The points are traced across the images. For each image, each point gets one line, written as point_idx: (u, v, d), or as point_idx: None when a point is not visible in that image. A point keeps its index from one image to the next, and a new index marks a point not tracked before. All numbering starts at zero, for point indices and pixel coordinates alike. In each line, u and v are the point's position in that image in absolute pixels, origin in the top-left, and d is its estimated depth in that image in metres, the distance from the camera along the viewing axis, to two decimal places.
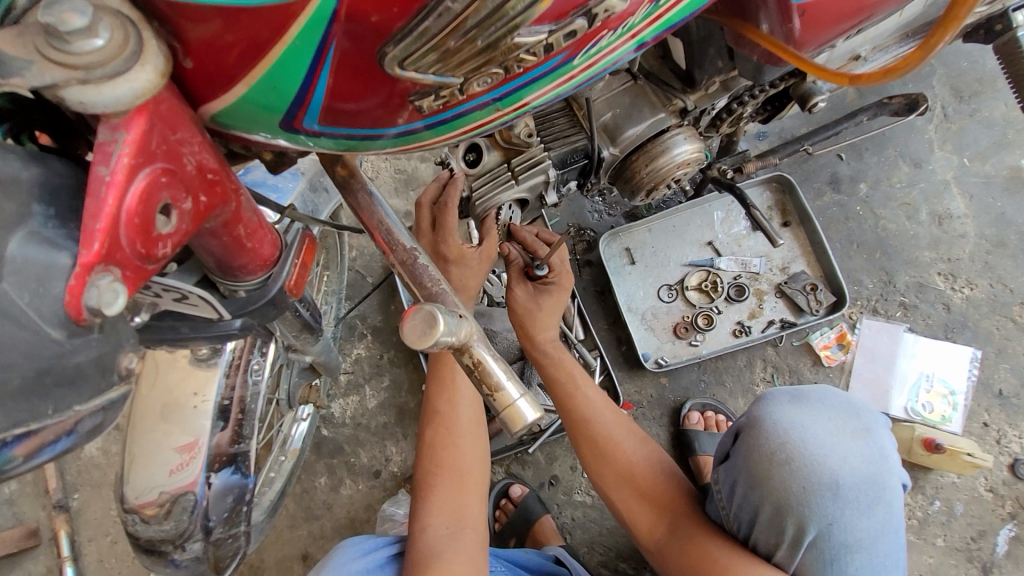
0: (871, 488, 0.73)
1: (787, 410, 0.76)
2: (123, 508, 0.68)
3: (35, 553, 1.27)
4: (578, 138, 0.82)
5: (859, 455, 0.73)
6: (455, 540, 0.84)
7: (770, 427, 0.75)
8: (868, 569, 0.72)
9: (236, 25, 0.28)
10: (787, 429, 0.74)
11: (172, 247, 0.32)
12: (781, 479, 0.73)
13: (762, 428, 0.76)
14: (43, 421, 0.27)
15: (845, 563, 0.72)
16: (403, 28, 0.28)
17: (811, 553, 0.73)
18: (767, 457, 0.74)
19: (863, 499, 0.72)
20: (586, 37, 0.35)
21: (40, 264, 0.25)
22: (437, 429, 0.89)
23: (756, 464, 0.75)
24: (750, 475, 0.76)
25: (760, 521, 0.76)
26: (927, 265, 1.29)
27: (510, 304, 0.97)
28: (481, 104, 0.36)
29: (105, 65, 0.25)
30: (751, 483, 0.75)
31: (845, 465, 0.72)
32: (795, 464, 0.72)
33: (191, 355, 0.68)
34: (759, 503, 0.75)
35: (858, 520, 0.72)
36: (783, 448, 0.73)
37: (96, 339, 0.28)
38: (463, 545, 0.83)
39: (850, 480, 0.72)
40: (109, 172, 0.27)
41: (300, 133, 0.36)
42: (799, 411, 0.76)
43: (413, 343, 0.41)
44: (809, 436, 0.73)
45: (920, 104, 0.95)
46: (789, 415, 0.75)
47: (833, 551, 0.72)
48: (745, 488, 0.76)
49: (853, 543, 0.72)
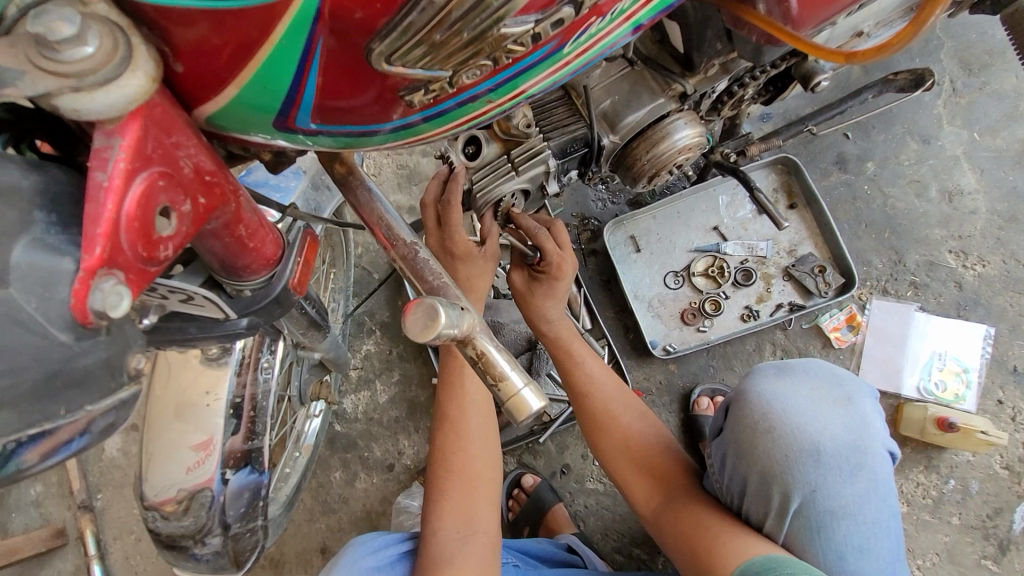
0: (854, 454, 0.74)
1: (771, 381, 0.78)
2: (144, 505, 0.69)
3: (63, 552, 1.31)
4: (577, 127, 0.82)
5: (841, 422, 0.75)
6: (465, 546, 0.85)
7: (753, 398, 0.78)
8: (856, 537, 0.72)
9: (223, 27, 0.28)
10: (769, 399, 0.76)
11: (173, 249, 0.33)
12: (764, 448, 0.75)
13: (746, 400, 0.78)
14: (57, 421, 0.27)
15: (832, 530, 0.72)
16: (388, 24, 0.29)
17: (798, 521, 0.73)
18: (751, 427, 0.76)
19: (845, 466, 0.73)
20: (574, 24, 0.35)
21: (43, 270, 0.26)
22: (446, 435, 0.90)
23: (742, 435, 0.77)
24: (737, 446, 0.78)
25: (749, 492, 0.77)
26: (938, 243, 1.27)
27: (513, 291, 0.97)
28: (472, 96, 0.37)
29: (96, 71, 0.26)
30: (738, 454, 0.77)
31: (826, 431, 0.74)
32: (777, 432, 0.74)
33: (202, 354, 0.70)
34: (746, 474, 0.77)
35: (842, 487, 0.72)
36: (765, 417, 0.75)
37: (104, 341, 0.29)
38: (473, 550, 0.85)
39: (832, 446, 0.73)
40: (106, 177, 0.28)
41: (295, 132, 0.36)
42: (781, 382, 0.78)
43: (417, 337, 0.42)
44: (789, 404, 0.75)
45: (926, 79, 0.93)
46: (771, 386, 0.78)
47: (820, 518, 0.72)
48: (734, 460, 0.78)
49: (839, 510, 0.72)
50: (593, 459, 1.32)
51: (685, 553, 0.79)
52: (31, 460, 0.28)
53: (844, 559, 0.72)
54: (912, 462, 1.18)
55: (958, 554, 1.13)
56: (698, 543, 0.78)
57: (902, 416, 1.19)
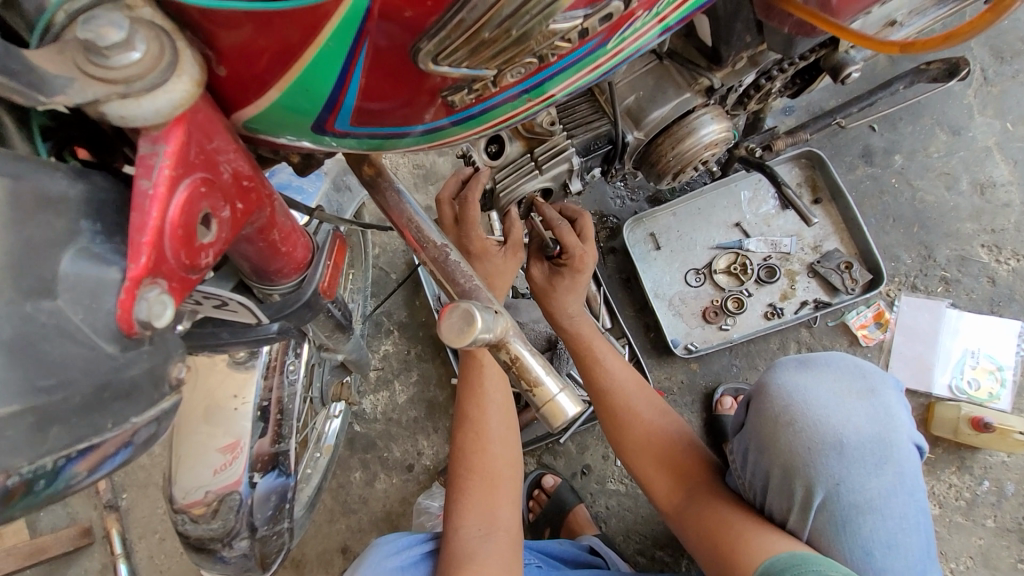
0: (878, 447, 0.72)
1: (792, 374, 0.77)
2: (173, 508, 0.70)
3: (89, 551, 1.32)
4: (600, 124, 0.81)
5: (864, 415, 0.73)
6: (487, 544, 0.84)
7: (774, 391, 0.76)
8: (883, 532, 0.70)
9: (268, 29, 0.27)
10: (791, 392, 0.75)
11: (213, 256, 0.32)
12: (785, 441, 0.73)
13: (767, 392, 0.77)
14: (104, 434, 0.27)
15: (858, 525, 0.70)
16: (437, 22, 0.28)
17: (822, 516, 0.72)
18: (772, 420, 0.75)
19: (870, 459, 0.71)
20: (620, 20, 0.34)
21: (92, 280, 0.26)
22: (466, 434, 0.89)
23: (763, 428, 0.76)
24: (759, 440, 0.76)
25: (772, 487, 0.75)
26: (969, 237, 1.24)
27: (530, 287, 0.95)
28: (512, 96, 0.36)
29: (143, 77, 0.25)
30: (760, 448, 0.76)
31: (849, 424, 0.72)
32: (799, 425, 0.73)
33: (228, 358, 0.69)
34: (768, 468, 0.75)
35: (867, 480, 0.71)
36: (787, 410, 0.74)
37: (147, 351, 0.28)
38: (495, 548, 0.84)
39: (855, 439, 0.72)
40: (152, 185, 0.27)
41: (330, 135, 0.35)
42: (803, 374, 0.77)
43: (451, 341, 0.41)
44: (810, 396, 0.74)
45: (960, 69, 0.90)
46: (793, 378, 0.77)
47: (844, 513, 0.71)
48: (755, 454, 0.77)
49: (864, 504, 0.70)
50: (614, 460, 1.30)
51: (707, 546, 0.78)
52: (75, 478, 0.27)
53: (870, 555, 0.70)
54: (944, 462, 1.15)
55: (993, 557, 1.10)
56: (722, 540, 0.77)
57: (933, 415, 1.16)
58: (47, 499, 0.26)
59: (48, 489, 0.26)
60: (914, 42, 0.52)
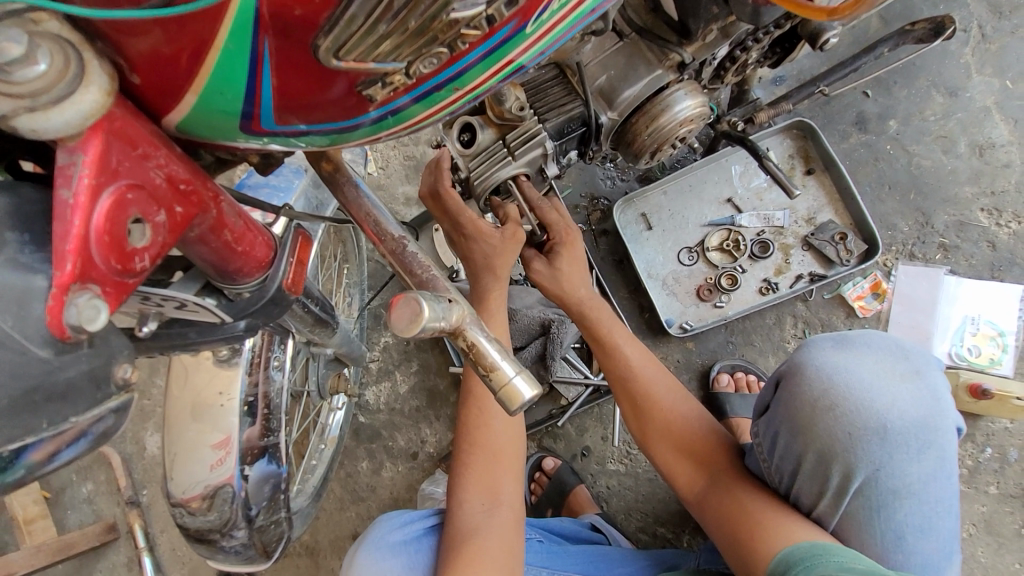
0: (923, 432, 0.69)
1: (831, 354, 0.72)
2: (170, 502, 0.72)
3: (117, 545, 1.38)
4: (573, 106, 0.79)
5: (910, 398, 0.69)
6: (490, 519, 0.85)
7: (812, 373, 0.71)
8: (917, 516, 0.70)
9: (174, 36, 0.28)
10: (831, 374, 0.70)
11: (150, 259, 0.33)
12: (824, 426, 0.69)
13: (803, 374, 0.72)
14: (39, 434, 0.28)
15: (893, 510, 0.70)
16: (330, 18, 0.28)
17: (857, 501, 0.70)
18: (809, 404, 0.70)
19: (913, 444, 0.69)
20: (533, 2, 0.34)
21: (18, 288, 0.27)
22: (468, 407, 0.91)
23: (799, 412, 0.71)
24: (792, 425, 0.72)
25: (803, 472, 0.72)
26: (968, 201, 1.21)
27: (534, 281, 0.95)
28: (438, 85, 0.36)
29: (50, 90, 0.26)
30: (793, 432, 0.72)
31: (895, 408, 0.68)
32: (840, 410, 0.68)
33: (213, 356, 0.73)
34: (801, 453, 0.71)
35: (908, 466, 0.69)
36: (827, 394, 0.69)
37: (86, 353, 0.30)
38: (498, 525, 0.84)
39: (900, 424, 0.68)
40: (72, 195, 0.28)
41: (261, 133, 0.36)
42: (843, 355, 0.71)
43: (402, 331, 0.42)
44: (853, 379, 0.69)
45: (946, 27, 0.87)
46: (832, 360, 0.71)
47: (881, 498, 0.69)
48: (787, 438, 0.72)
49: (903, 490, 0.69)
50: (613, 441, 1.31)
51: (726, 532, 0.78)
52: (33, 465, 0.29)
53: (903, 538, 0.70)
54: None
55: (996, 524, 1.09)
56: (741, 525, 0.76)
57: None
58: (10, 485, 0.29)
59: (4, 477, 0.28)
60: (840, 7, 0.51)
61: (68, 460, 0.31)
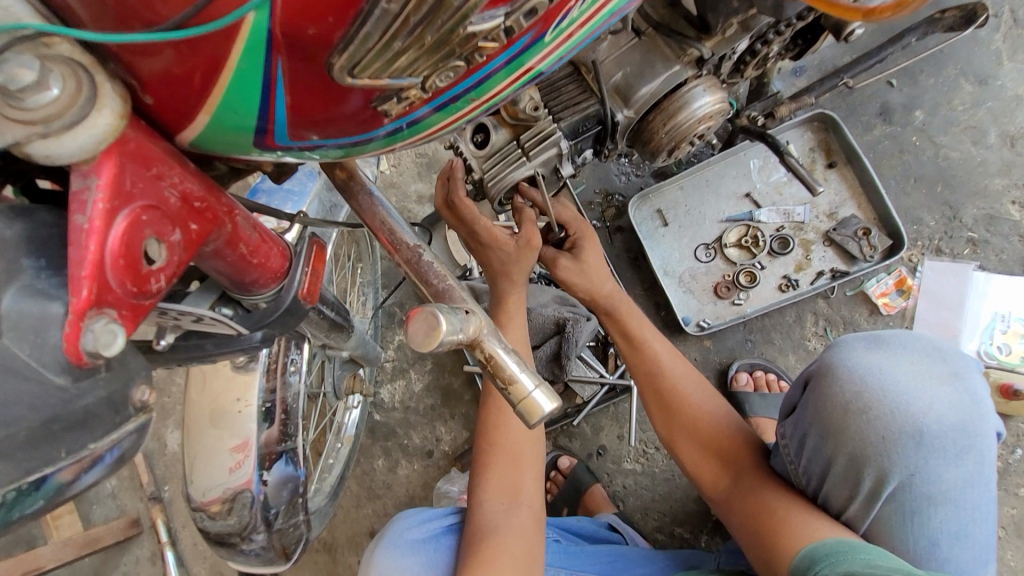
0: (961, 436, 0.67)
1: (863, 355, 0.70)
2: (192, 506, 0.73)
3: (140, 540, 1.42)
4: (589, 104, 0.77)
5: (948, 402, 0.67)
6: (509, 519, 0.84)
7: (845, 375, 0.69)
8: (953, 523, 0.67)
9: (186, 56, 0.28)
10: (864, 376, 0.68)
11: (166, 279, 0.33)
12: (856, 429, 0.67)
13: (835, 376, 0.70)
14: (57, 464, 0.28)
15: (927, 515, 0.67)
16: (344, 36, 0.27)
17: (889, 506, 0.68)
18: (841, 407, 0.68)
19: (950, 448, 0.66)
20: (552, 11, 0.32)
21: (33, 316, 0.27)
22: (489, 408, 0.89)
23: (830, 414, 0.69)
24: (823, 427, 0.70)
25: (833, 476, 0.70)
26: (998, 194, 1.17)
27: (557, 278, 0.91)
28: (455, 96, 0.35)
29: (60, 116, 0.26)
30: (823, 435, 0.70)
31: (931, 412, 0.66)
32: (873, 413, 0.67)
33: (231, 363, 0.73)
34: (831, 457, 0.69)
35: (944, 471, 0.66)
36: (859, 396, 0.67)
37: (103, 379, 0.30)
38: (517, 523, 0.83)
39: (936, 428, 0.66)
40: (87, 220, 0.28)
41: (274, 148, 0.35)
42: (876, 356, 0.69)
43: (420, 346, 0.41)
44: (889, 381, 0.67)
45: (978, 15, 0.83)
46: (865, 361, 0.69)
47: (915, 503, 0.67)
48: (816, 441, 0.71)
49: (937, 495, 0.67)
50: (629, 440, 1.30)
51: (749, 531, 0.77)
52: (54, 494, 0.29)
53: (937, 545, 0.67)
54: None
55: None
56: (764, 524, 0.75)
57: None
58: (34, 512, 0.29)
59: (25, 508, 0.28)
60: (877, 8, 0.49)
61: (87, 486, 0.31)
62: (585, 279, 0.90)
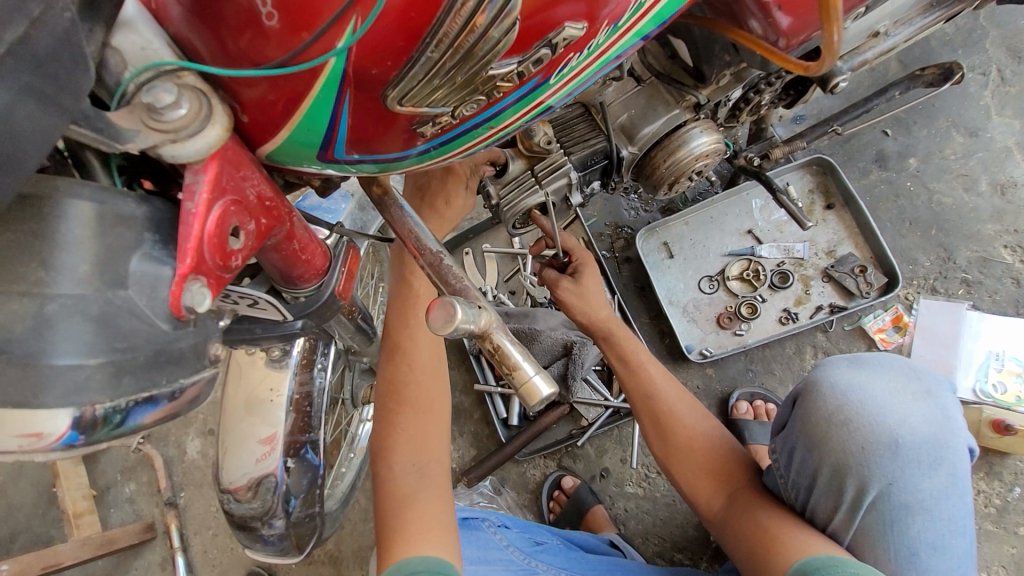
0: (934, 449, 0.71)
1: (845, 373, 0.75)
2: (220, 489, 0.80)
3: (152, 545, 1.47)
4: (597, 140, 0.86)
5: (922, 416, 0.72)
6: (423, 479, 0.81)
7: (827, 390, 0.75)
8: (931, 534, 0.71)
9: (277, 87, 0.37)
10: (845, 390, 0.74)
11: (243, 259, 0.41)
12: (837, 440, 0.72)
13: (819, 392, 0.76)
14: (159, 388, 0.36)
15: (906, 525, 0.71)
16: (398, 75, 0.36)
17: (871, 516, 0.72)
18: (824, 419, 0.74)
19: (924, 460, 0.71)
20: (554, 61, 0.42)
21: (151, 275, 0.35)
22: (395, 365, 0.83)
23: (815, 427, 0.74)
24: (808, 438, 0.75)
25: (819, 487, 0.74)
26: (991, 238, 1.22)
27: (557, 297, 0.98)
28: (476, 124, 0.44)
29: (187, 127, 0.35)
30: (809, 446, 0.75)
31: (905, 424, 0.71)
32: (853, 425, 0.72)
33: (266, 357, 0.81)
34: (816, 467, 0.74)
35: (920, 481, 0.71)
36: (840, 409, 0.73)
37: (192, 331, 0.38)
38: (431, 482, 0.81)
39: (911, 439, 0.71)
40: (195, 206, 0.37)
41: (333, 162, 0.44)
42: (857, 373, 0.75)
43: (438, 330, 0.48)
44: (867, 396, 0.73)
45: (954, 72, 0.92)
46: (847, 378, 0.75)
47: (894, 513, 0.71)
48: (803, 453, 0.75)
49: (914, 505, 0.71)
50: (632, 464, 1.34)
51: (745, 550, 0.78)
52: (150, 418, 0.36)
53: (916, 555, 0.71)
54: (971, 468, 1.13)
55: None
56: (758, 541, 0.77)
57: None
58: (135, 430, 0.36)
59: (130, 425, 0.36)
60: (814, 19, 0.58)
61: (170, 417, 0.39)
62: (583, 303, 0.96)
